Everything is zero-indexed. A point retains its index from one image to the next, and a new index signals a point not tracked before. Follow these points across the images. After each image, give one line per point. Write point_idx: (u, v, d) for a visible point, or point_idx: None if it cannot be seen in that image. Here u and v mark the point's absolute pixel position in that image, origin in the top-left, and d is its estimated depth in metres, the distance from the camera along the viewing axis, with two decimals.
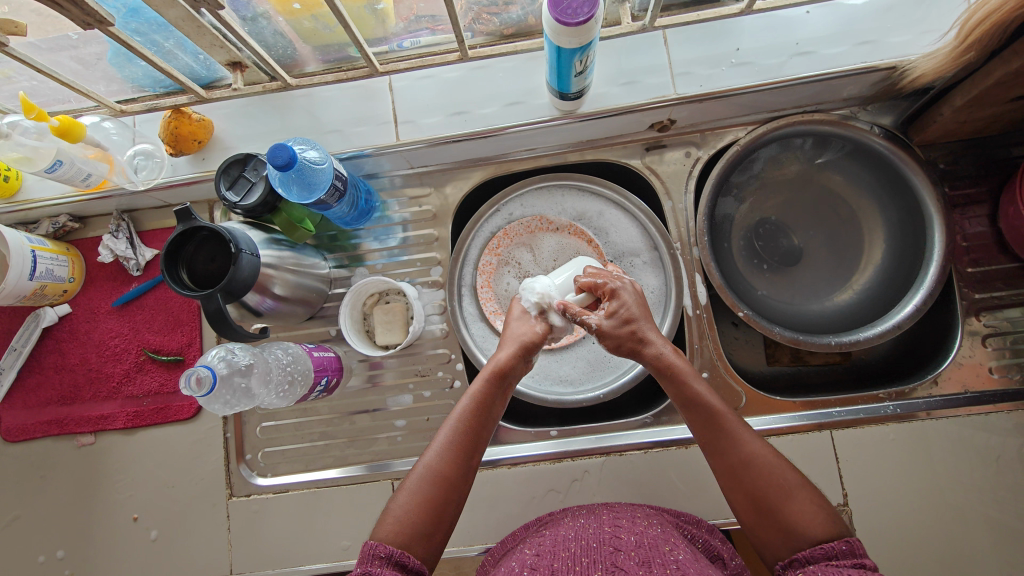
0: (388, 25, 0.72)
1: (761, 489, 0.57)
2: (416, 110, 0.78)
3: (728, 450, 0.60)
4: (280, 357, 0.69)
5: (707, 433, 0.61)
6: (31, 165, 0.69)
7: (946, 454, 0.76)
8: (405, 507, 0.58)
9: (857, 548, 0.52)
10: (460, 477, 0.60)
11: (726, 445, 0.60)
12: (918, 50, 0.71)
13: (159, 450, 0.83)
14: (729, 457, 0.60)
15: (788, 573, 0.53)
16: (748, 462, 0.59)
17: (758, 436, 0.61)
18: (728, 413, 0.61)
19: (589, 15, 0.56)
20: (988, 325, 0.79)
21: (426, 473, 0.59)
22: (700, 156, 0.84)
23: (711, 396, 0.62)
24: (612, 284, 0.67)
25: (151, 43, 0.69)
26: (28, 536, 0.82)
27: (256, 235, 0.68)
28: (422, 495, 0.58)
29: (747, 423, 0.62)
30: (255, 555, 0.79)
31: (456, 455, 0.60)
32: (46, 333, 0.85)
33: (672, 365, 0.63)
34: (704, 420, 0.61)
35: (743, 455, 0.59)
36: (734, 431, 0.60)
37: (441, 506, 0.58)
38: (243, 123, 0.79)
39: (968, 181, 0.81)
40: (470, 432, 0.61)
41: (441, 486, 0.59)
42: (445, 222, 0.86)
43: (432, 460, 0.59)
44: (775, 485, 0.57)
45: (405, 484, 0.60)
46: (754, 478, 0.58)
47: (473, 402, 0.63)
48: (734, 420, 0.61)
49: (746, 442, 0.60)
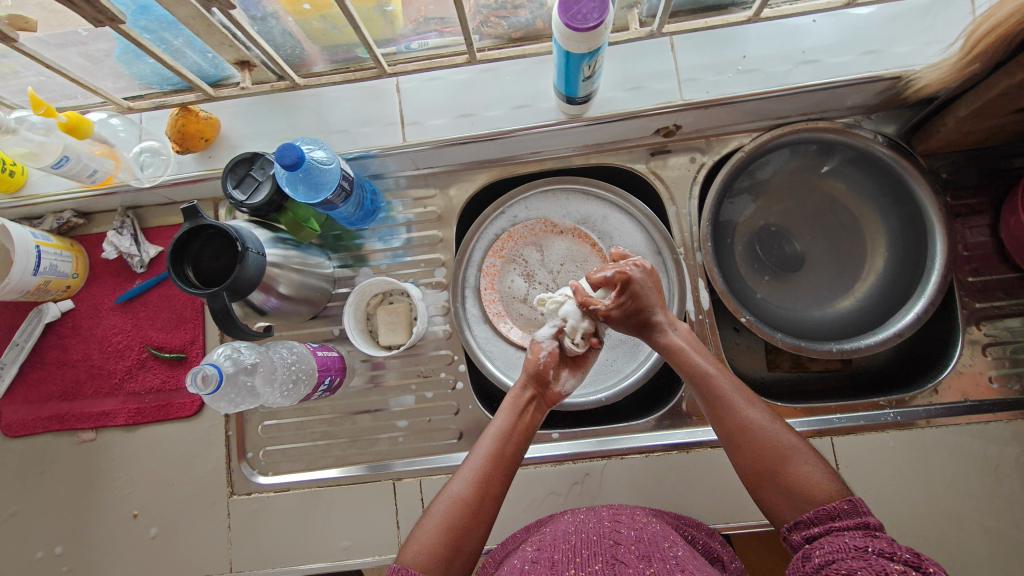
0: (397, 26, 0.72)
1: (758, 454, 0.59)
2: (423, 111, 0.79)
3: (725, 418, 0.62)
4: (284, 355, 0.69)
5: (705, 400, 0.64)
6: (38, 160, 0.69)
7: (945, 461, 0.77)
8: (430, 530, 0.58)
9: (859, 506, 0.53)
10: (488, 498, 0.60)
11: (722, 411, 0.62)
12: (923, 60, 0.71)
13: (160, 446, 0.83)
14: (727, 422, 0.62)
15: (793, 535, 0.55)
16: (746, 430, 0.60)
17: (760, 404, 0.62)
18: (723, 381, 0.63)
19: (598, 20, 0.56)
20: (988, 334, 0.79)
21: (451, 501, 0.59)
22: (705, 161, 0.84)
23: (709, 366, 0.64)
24: (625, 275, 0.67)
25: (159, 41, 0.69)
26: (27, 531, 0.82)
27: (262, 234, 0.68)
28: (446, 518, 0.58)
29: (747, 392, 0.63)
30: (254, 553, 0.79)
31: (480, 480, 0.61)
32: (49, 329, 0.84)
33: (671, 344, 0.67)
34: (704, 392, 0.64)
35: (742, 421, 0.61)
36: (731, 399, 0.62)
37: (468, 532, 0.58)
38: (249, 121, 0.79)
39: (970, 191, 0.82)
40: (495, 457, 0.63)
41: (470, 513, 0.59)
42: (450, 223, 0.86)
43: (458, 488, 0.60)
44: (774, 449, 0.58)
45: (430, 511, 0.60)
46: (754, 447, 0.59)
47: (498, 432, 0.64)
48: (733, 392, 0.62)
49: (743, 409, 0.61)
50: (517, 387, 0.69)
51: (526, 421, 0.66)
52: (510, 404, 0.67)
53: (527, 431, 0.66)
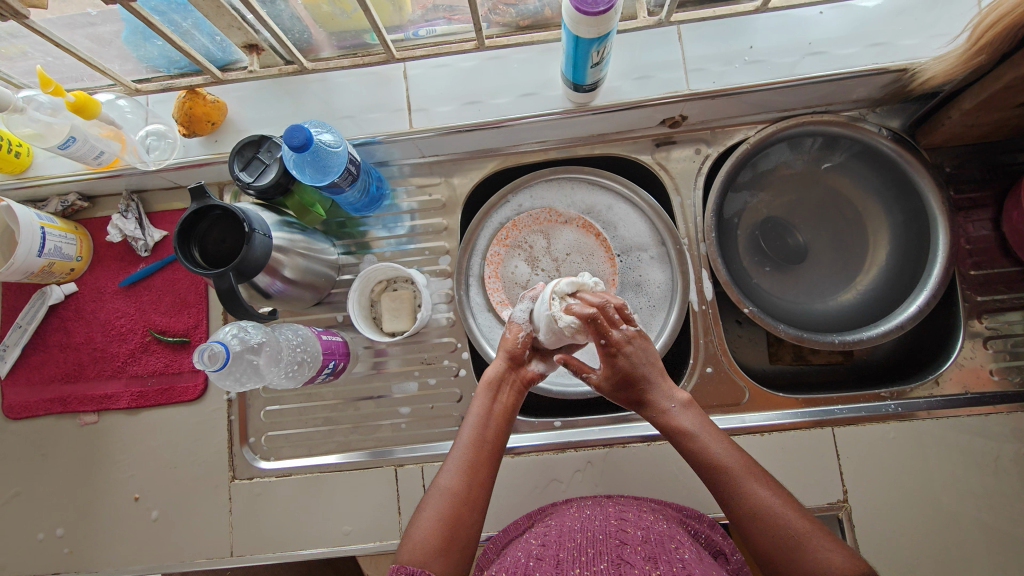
0: (405, 12, 0.73)
1: (767, 539, 0.56)
2: (430, 98, 0.79)
3: (738, 500, 0.58)
4: (290, 338, 0.70)
5: (712, 483, 0.60)
6: (44, 141, 0.69)
7: (945, 455, 0.77)
8: (425, 528, 0.59)
9: None
10: (474, 489, 0.61)
11: (735, 496, 0.58)
12: (928, 52, 0.72)
13: (162, 430, 0.83)
14: (735, 504, 0.58)
15: None
16: (760, 511, 0.57)
17: (772, 483, 0.59)
18: (731, 461, 0.59)
19: (608, 5, 0.56)
20: (989, 327, 0.79)
21: (439, 492, 0.60)
22: (710, 153, 0.84)
23: (720, 449, 0.60)
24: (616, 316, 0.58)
25: (169, 23, 0.69)
26: (28, 513, 0.82)
27: (269, 216, 0.69)
28: (436, 515, 0.59)
29: (754, 468, 0.60)
30: (255, 538, 0.79)
31: (465, 468, 0.62)
32: (52, 311, 0.84)
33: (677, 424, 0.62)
34: (714, 474, 0.60)
35: (752, 503, 0.57)
36: (741, 482, 0.58)
37: (460, 522, 0.59)
38: (254, 106, 0.79)
39: (973, 185, 0.82)
40: (476, 444, 0.63)
41: (455, 503, 0.59)
42: (455, 212, 0.86)
43: (444, 481, 0.61)
44: (785, 534, 0.55)
45: (420, 508, 0.61)
46: (768, 529, 0.56)
47: (475, 418, 0.65)
48: (745, 472, 0.59)
49: (753, 491, 0.58)
50: (490, 366, 0.67)
51: (502, 402, 0.66)
52: (485, 389, 0.66)
53: (503, 417, 0.65)
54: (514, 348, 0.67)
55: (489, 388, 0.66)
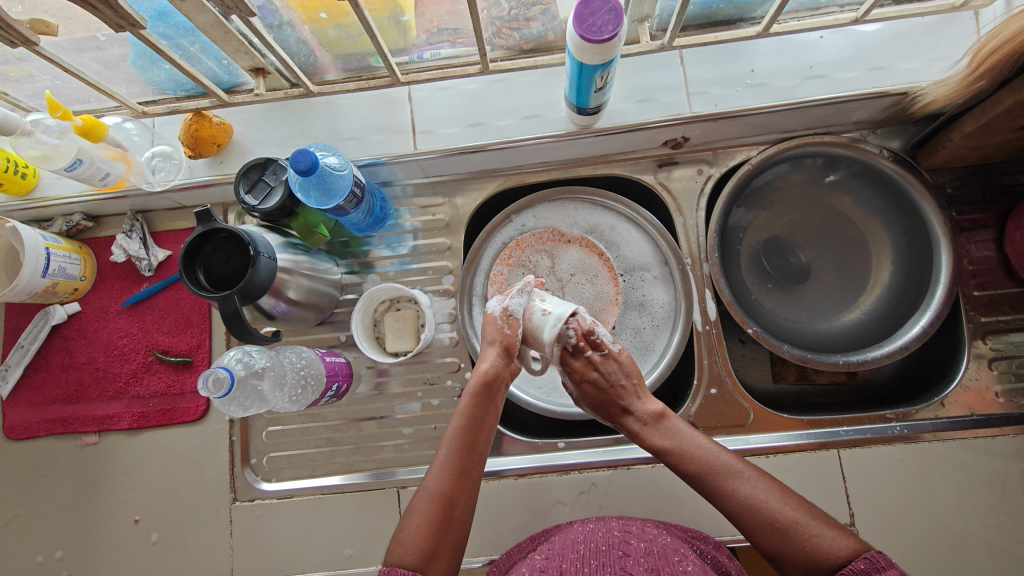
0: (410, 36, 0.74)
1: (762, 529, 0.56)
2: (434, 120, 0.79)
3: (726, 497, 0.59)
4: (294, 360, 0.70)
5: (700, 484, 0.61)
6: (51, 162, 0.69)
7: (952, 477, 0.76)
8: (414, 529, 0.57)
9: (877, 561, 0.51)
10: (464, 491, 0.60)
11: (723, 491, 0.59)
12: (929, 76, 0.73)
13: (164, 451, 0.82)
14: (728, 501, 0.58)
15: None
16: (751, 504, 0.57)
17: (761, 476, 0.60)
18: (720, 462, 0.60)
19: (612, 32, 0.57)
20: (994, 348, 0.79)
21: (429, 496, 0.59)
22: (712, 173, 0.85)
23: (700, 447, 0.62)
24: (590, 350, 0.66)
25: (176, 47, 0.70)
26: (27, 535, 0.81)
27: (273, 238, 0.69)
28: (427, 516, 0.58)
29: (743, 464, 0.61)
30: (255, 561, 0.78)
31: (456, 473, 0.60)
32: (55, 331, 0.84)
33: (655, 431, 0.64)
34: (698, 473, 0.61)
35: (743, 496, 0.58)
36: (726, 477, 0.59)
37: (452, 524, 0.58)
38: (260, 128, 0.80)
39: (974, 206, 0.82)
40: (466, 445, 0.62)
41: (447, 506, 0.59)
42: (458, 231, 0.86)
43: (435, 483, 0.59)
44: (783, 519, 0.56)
45: (410, 510, 0.59)
46: (762, 520, 0.56)
47: (466, 418, 0.63)
48: (728, 468, 0.60)
49: (740, 485, 0.58)
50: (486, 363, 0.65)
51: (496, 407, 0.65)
52: (477, 388, 0.65)
53: (491, 418, 0.64)
54: (508, 340, 0.66)
55: (484, 388, 0.64)
